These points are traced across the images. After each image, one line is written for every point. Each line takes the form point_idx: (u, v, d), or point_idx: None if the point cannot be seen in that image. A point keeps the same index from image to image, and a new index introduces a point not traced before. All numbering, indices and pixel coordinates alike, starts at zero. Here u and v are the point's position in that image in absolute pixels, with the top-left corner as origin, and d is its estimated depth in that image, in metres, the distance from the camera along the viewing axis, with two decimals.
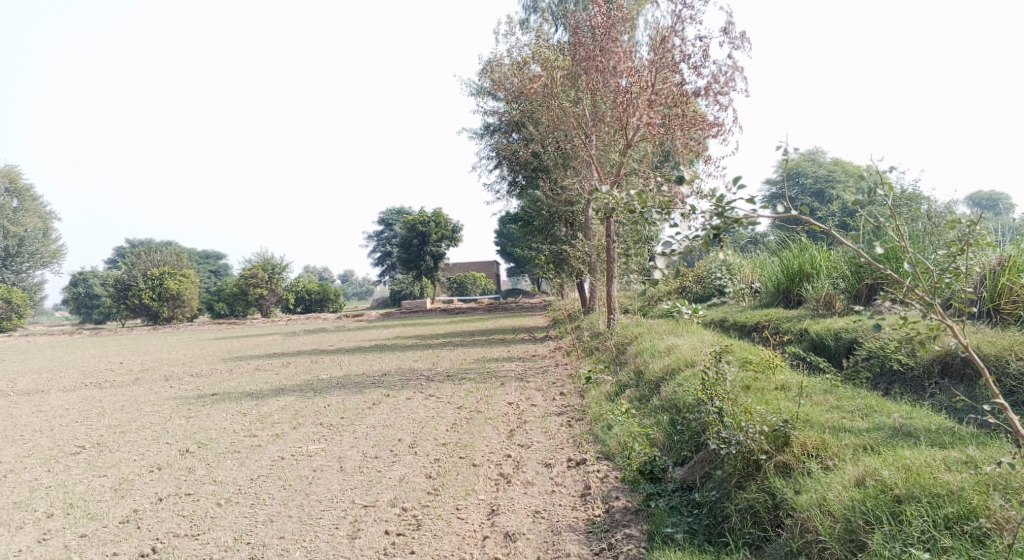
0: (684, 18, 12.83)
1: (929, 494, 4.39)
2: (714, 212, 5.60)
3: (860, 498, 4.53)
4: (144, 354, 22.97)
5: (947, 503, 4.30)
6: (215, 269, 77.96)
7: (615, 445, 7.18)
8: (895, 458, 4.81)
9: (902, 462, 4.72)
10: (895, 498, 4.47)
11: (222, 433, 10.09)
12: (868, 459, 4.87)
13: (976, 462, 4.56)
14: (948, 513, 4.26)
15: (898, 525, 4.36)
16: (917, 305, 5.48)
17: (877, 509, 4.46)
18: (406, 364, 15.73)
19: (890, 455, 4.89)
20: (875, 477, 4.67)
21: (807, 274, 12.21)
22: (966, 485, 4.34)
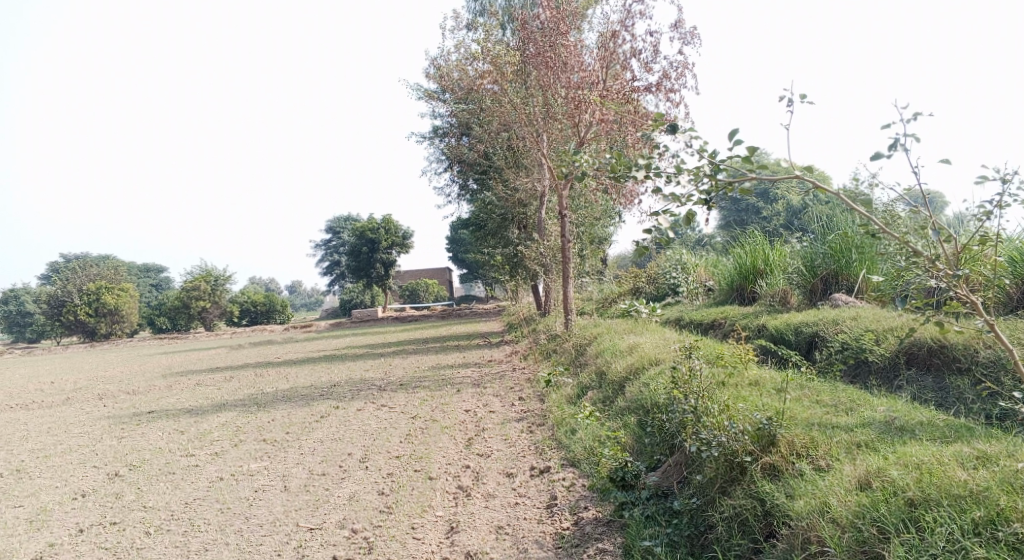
0: (634, 12, 12.55)
1: (948, 496, 4.03)
2: (698, 182, 4.83)
3: (869, 503, 4.17)
4: (76, 373, 21.75)
5: (972, 506, 3.93)
6: (156, 283, 75.99)
7: (581, 452, 6.71)
8: (898, 455, 4.47)
9: (909, 460, 4.38)
10: (908, 502, 4.11)
11: (156, 453, 9.36)
12: (868, 458, 4.51)
13: (992, 458, 4.24)
14: (976, 518, 3.87)
15: (918, 533, 3.97)
16: (937, 276, 4.95)
17: (890, 516, 4.07)
18: (356, 374, 15.10)
19: (891, 452, 4.54)
20: (881, 478, 4.31)
21: (761, 270, 11.94)
22: (989, 484, 3.99)
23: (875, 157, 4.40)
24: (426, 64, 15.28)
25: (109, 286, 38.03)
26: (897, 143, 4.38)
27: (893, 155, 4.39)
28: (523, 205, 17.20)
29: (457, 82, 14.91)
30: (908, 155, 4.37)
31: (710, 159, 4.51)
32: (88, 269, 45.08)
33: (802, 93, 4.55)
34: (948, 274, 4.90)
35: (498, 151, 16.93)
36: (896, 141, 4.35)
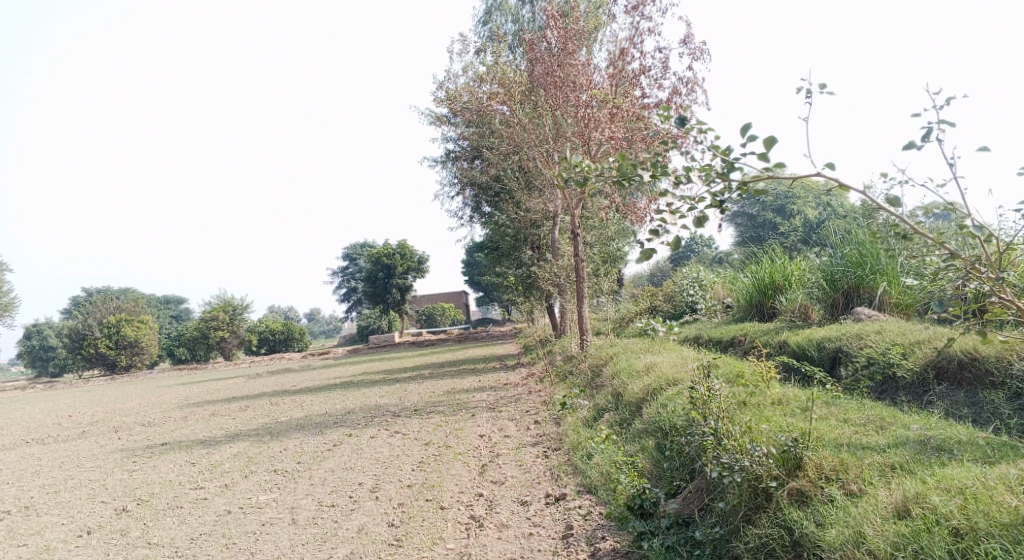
0: (643, 29, 12.39)
1: (998, 525, 3.76)
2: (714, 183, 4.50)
3: (909, 534, 3.90)
4: (95, 406, 21.67)
5: None
6: (177, 314, 76.66)
7: (598, 478, 6.44)
8: (939, 479, 4.19)
9: (951, 484, 4.10)
10: (953, 531, 3.84)
11: (166, 486, 9.18)
12: (906, 482, 4.23)
13: None
14: None
15: None
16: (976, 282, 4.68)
17: (935, 548, 3.80)
18: (371, 400, 14.87)
19: (929, 475, 4.26)
20: (921, 505, 4.03)
21: (780, 285, 11.63)
22: None
23: (906, 148, 4.35)
24: (434, 87, 15.20)
25: (128, 318, 38.15)
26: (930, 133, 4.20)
27: (926, 145, 4.34)
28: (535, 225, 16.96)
29: (466, 105, 14.78)
30: (941, 144, 4.33)
31: (722, 150, 4.28)
32: (110, 301, 45.42)
33: (822, 81, 4.42)
34: (987, 280, 4.65)
35: (510, 172, 16.76)
36: (929, 130, 4.30)
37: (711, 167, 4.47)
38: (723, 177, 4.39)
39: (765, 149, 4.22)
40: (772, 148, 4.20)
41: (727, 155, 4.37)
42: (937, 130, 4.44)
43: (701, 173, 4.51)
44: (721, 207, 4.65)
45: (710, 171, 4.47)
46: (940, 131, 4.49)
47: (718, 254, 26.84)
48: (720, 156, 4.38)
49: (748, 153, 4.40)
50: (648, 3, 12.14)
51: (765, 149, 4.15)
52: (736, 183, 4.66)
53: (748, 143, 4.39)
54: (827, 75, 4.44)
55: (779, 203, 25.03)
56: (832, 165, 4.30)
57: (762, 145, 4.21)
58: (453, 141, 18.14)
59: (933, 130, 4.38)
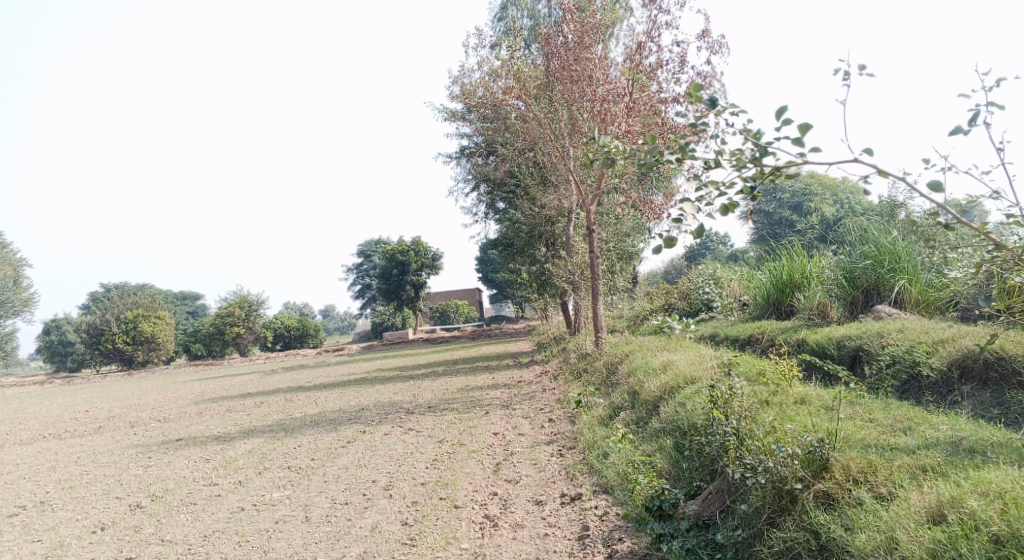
0: (660, 23, 12.23)
1: None
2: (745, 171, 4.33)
3: (945, 541, 3.78)
4: (111, 402, 21.78)
5: None
6: (194, 310, 77.22)
7: (615, 478, 6.33)
8: (975, 482, 4.07)
9: (988, 488, 3.98)
10: (992, 538, 3.73)
11: (179, 482, 9.15)
12: (939, 486, 4.11)
13: None
14: None
15: None
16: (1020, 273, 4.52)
17: (972, 555, 3.68)
18: (385, 397, 14.82)
19: (964, 478, 4.13)
20: (957, 510, 3.91)
21: (798, 283, 11.46)
22: None
23: (951, 132, 4.19)
24: (449, 82, 15.09)
25: (145, 314, 38.36)
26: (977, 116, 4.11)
27: (972, 129, 4.18)
28: (550, 221, 16.82)
29: (481, 100, 14.68)
30: (988, 128, 4.17)
31: (755, 135, 4.10)
32: (126, 297, 45.72)
33: (861, 63, 4.24)
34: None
35: (525, 168, 16.64)
36: (974, 115, 4.14)
37: (741, 153, 4.28)
38: (755, 162, 4.20)
39: (800, 134, 4.04)
40: (807, 133, 4.02)
41: (758, 139, 4.21)
42: (984, 113, 4.26)
43: (731, 158, 4.32)
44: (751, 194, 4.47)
45: (740, 157, 4.28)
46: (987, 114, 4.32)
47: (734, 251, 26.60)
48: (752, 141, 4.20)
49: (781, 138, 4.22)
50: None
51: (800, 133, 3.98)
52: (766, 170, 4.47)
53: (781, 128, 4.21)
54: (865, 57, 4.27)
55: (796, 200, 24.76)
56: (869, 151, 4.13)
57: (797, 129, 4.03)
58: (468, 137, 18.04)
59: (979, 114, 4.21)
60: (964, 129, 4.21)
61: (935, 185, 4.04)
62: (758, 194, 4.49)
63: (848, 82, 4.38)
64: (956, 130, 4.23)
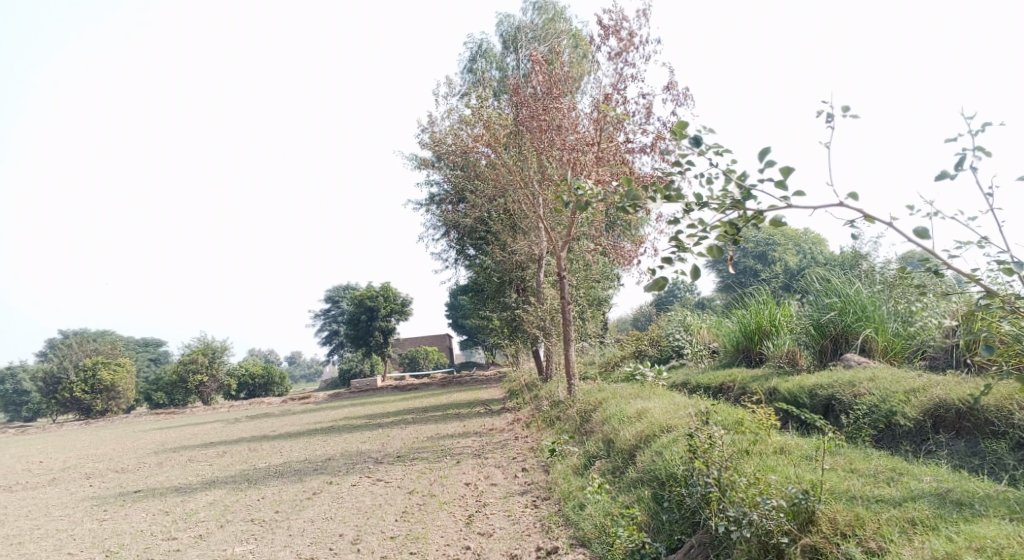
0: (627, 75, 12.40)
1: None
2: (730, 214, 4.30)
3: None
4: (66, 452, 21.01)
5: None
6: (156, 357, 75.62)
7: (592, 530, 6.16)
8: (967, 537, 4.01)
9: (980, 543, 3.93)
10: None
11: (136, 537, 8.76)
12: (930, 540, 4.05)
13: None
14: None
15: None
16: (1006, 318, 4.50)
17: None
18: (353, 446, 14.47)
19: (955, 533, 4.09)
20: None
21: (767, 331, 11.46)
22: None
23: (939, 176, 4.22)
24: (419, 130, 15.10)
25: (105, 361, 37.38)
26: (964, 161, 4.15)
27: (959, 174, 4.21)
28: (521, 268, 16.76)
29: (451, 148, 14.69)
30: (975, 173, 4.21)
31: (739, 178, 4.10)
32: (86, 345, 44.60)
33: (842, 105, 4.28)
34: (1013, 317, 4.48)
35: (496, 215, 16.63)
36: (962, 159, 4.18)
37: (724, 196, 4.27)
38: (738, 205, 4.19)
39: (783, 177, 4.05)
40: (789, 176, 4.02)
41: (742, 182, 4.20)
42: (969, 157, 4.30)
43: (714, 201, 4.31)
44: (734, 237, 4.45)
45: (723, 200, 4.26)
46: (973, 159, 4.36)
47: (702, 299, 26.80)
48: (735, 184, 4.20)
49: (764, 180, 4.21)
50: (632, 49, 12.17)
51: (784, 176, 3.98)
52: (749, 213, 4.47)
53: (764, 171, 4.22)
54: (848, 100, 4.31)
55: (761, 248, 25.10)
56: (854, 195, 4.13)
57: (779, 172, 4.03)
58: (439, 184, 18.04)
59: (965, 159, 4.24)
60: (951, 173, 4.24)
61: (922, 230, 4.05)
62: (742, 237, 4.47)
63: (831, 124, 4.41)
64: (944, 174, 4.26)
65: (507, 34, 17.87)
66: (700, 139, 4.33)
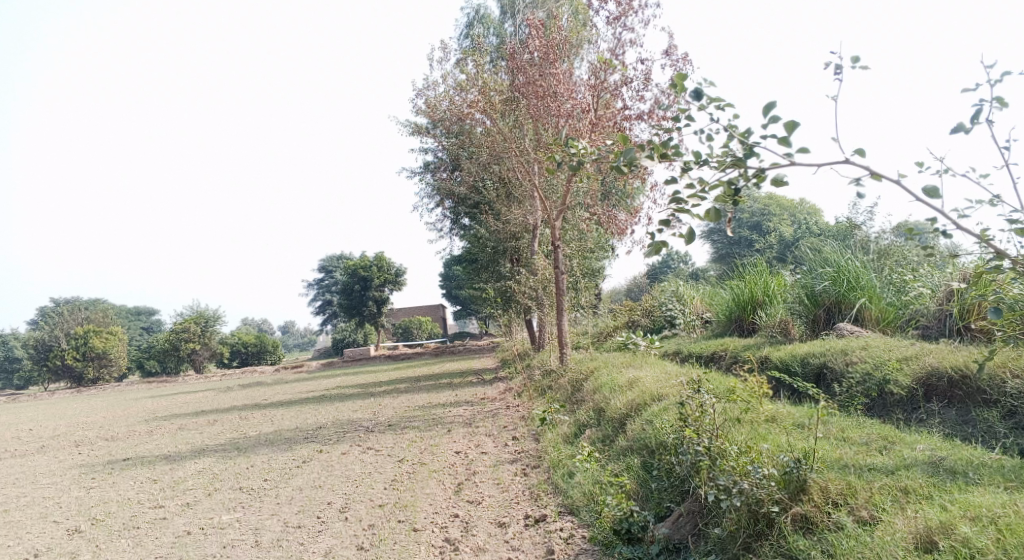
0: (625, 41, 12.18)
1: None
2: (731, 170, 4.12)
3: None
4: (57, 420, 20.91)
5: None
6: (148, 326, 75.49)
7: (580, 498, 6.11)
8: (963, 507, 3.95)
9: (975, 513, 3.87)
10: None
11: (123, 505, 8.68)
12: (924, 510, 3.99)
13: None
14: None
15: None
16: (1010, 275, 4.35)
17: None
18: (344, 415, 14.41)
19: (949, 502, 4.03)
20: (948, 537, 3.77)
21: (760, 300, 11.38)
22: None
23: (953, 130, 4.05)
24: (413, 95, 14.85)
25: (97, 329, 37.20)
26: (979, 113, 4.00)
27: (974, 127, 4.04)
28: (514, 237, 16.61)
29: (445, 114, 14.45)
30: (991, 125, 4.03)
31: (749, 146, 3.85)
32: (77, 312, 44.42)
33: (853, 56, 4.09)
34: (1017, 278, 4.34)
35: (490, 183, 16.42)
36: (978, 112, 4.01)
37: (725, 153, 4.11)
38: (740, 162, 4.03)
39: (787, 133, 3.89)
40: (793, 132, 3.86)
41: (744, 138, 4.04)
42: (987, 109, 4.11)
43: (714, 158, 4.15)
44: (733, 199, 4.21)
45: (724, 157, 4.10)
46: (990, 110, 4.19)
47: (695, 269, 26.72)
48: (737, 140, 4.04)
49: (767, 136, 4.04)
50: (630, 14, 11.93)
51: (789, 131, 3.83)
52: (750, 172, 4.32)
53: (767, 127, 4.06)
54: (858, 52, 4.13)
55: (755, 219, 24.97)
56: (861, 152, 3.96)
57: (784, 128, 3.87)
58: (433, 151, 17.80)
59: (982, 111, 4.05)
60: (966, 126, 4.05)
61: (930, 187, 3.89)
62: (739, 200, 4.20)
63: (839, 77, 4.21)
64: (958, 127, 4.10)
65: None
66: (700, 92, 4.14)
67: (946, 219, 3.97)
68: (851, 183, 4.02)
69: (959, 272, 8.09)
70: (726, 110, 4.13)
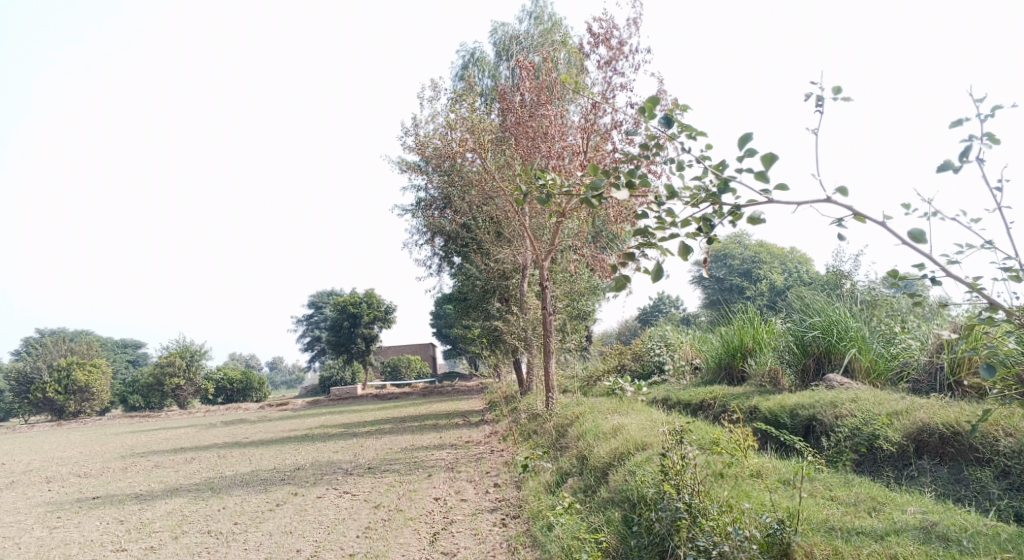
0: (615, 85, 12.17)
1: None
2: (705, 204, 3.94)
3: None
4: (32, 454, 20.42)
5: None
6: (134, 359, 74.78)
7: (557, 551, 5.85)
8: None
9: None
10: None
11: (85, 547, 8.36)
12: None
13: None
14: None
15: None
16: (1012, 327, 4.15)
17: None
18: (324, 456, 14.07)
19: None
20: None
21: (750, 347, 11.21)
22: None
23: (941, 167, 3.88)
24: (403, 133, 14.79)
25: (80, 361, 36.69)
26: (968, 151, 3.81)
27: (963, 166, 3.87)
28: (503, 277, 16.47)
29: (435, 152, 14.40)
30: (981, 163, 3.85)
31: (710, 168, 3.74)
32: (62, 343, 44.00)
33: (835, 88, 3.92)
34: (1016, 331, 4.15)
35: (480, 223, 16.24)
36: (966, 150, 3.82)
37: (698, 187, 3.94)
38: (714, 197, 3.87)
39: (764, 167, 3.72)
40: (771, 166, 3.71)
41: (718, 172, 3.89)
42: (977, 147, 3.93)
43: (686, 192, 3.98)
44: (708, 237, 4.00)
45: (697, 191, 3.93)
46: (981, 146, 4.00)
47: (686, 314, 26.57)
48: (712, 174, 3.89)
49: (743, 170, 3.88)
50: (621, 59, 11.96)
51: (766, 166, 3.67)
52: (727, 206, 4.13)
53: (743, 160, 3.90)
54: (840, 85, 3.99)
55: (746, 266, 24.89)
56: (842, 191, 3.78)
57: (761, 161, 3.71)
58: (423, 189, 17.73)
59: (972, 148, 3.86)
60: (954, 164, 3.86)
61: (915, 231, 3.71)
62: (714, 237, 4.01)
63: (819, 109, 4.02)
64: (946, 165, 3.91)
65: (498, 42, 17.63)
66: (671, 120, 3.97)
67: (934, 264, 3.78)
68: (835, 224, 3.85)
69: (949, 324, 7.94)
70: (700, 140, 3.97)
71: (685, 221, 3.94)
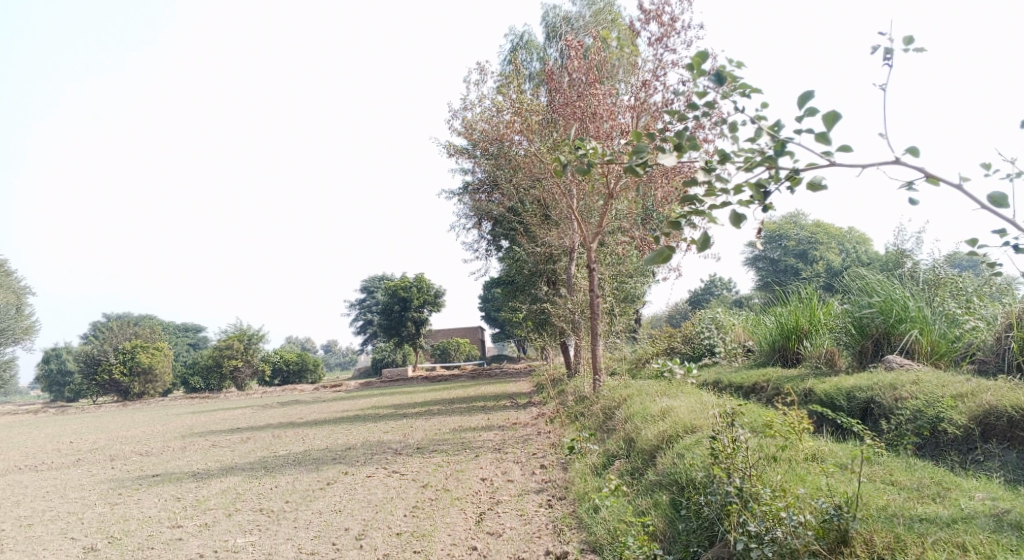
0: (666, 62, 11.86)
1: None
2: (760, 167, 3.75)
3: None
4: (97, 433, 21.11)
5: None
6: (195, 342, 76.95)
7: (603, 534, 5.74)
8: None
9: None
10: None
11: (142, 523, 8.56)
12: None
13: None
14: None
15: None
16: None
17: None
18: (374, 437, 14.20)
19: None
20: None
21: (805, 329, 10.88)
22: None
23: None
24: (450, 116, 14.69)
25: (144, 344, 37.80)
26: None
27: None
28: (551, 260, 16.41)
29: (482, 135, 14.29)
30: None
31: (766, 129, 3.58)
32: (126, 326, 45.43)
33: (906, 41, 3.69)
34: None
35: (528, 206, 16.09)
36: None
37: (753, 149, 3.76)
38: (769, 160, 3.69)
39: (825, 127, 3.52)
40: (832, 126, 3.51)
41: (774, 132, 3.70)
42: None
43: (739, 156, 3.80)
44: (762, 203, 3.82)
45: (751, 154, 3.74)
46: None
47: (738, 297, 26.06)
48: (768, 136, 3.70)
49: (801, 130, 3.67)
50: (672, 35, 11.64)
51: (827, 126, 3.48)
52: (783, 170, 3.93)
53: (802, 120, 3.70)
54: (912, 37, 3.75)
55: (802, 247, 24.24)
56: (914, 152, 3.57)
57: (822, 122, 3.52)
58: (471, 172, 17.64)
59: None
60: None
61: (996, 194, 3.49)
62: (769, 204, 3.83)
63: (888, 64, 3.80)
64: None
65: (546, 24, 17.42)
66: (723, 77, 3.78)
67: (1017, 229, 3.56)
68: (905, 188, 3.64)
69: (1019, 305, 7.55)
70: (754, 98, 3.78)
71: (737, 187, 3.77)
